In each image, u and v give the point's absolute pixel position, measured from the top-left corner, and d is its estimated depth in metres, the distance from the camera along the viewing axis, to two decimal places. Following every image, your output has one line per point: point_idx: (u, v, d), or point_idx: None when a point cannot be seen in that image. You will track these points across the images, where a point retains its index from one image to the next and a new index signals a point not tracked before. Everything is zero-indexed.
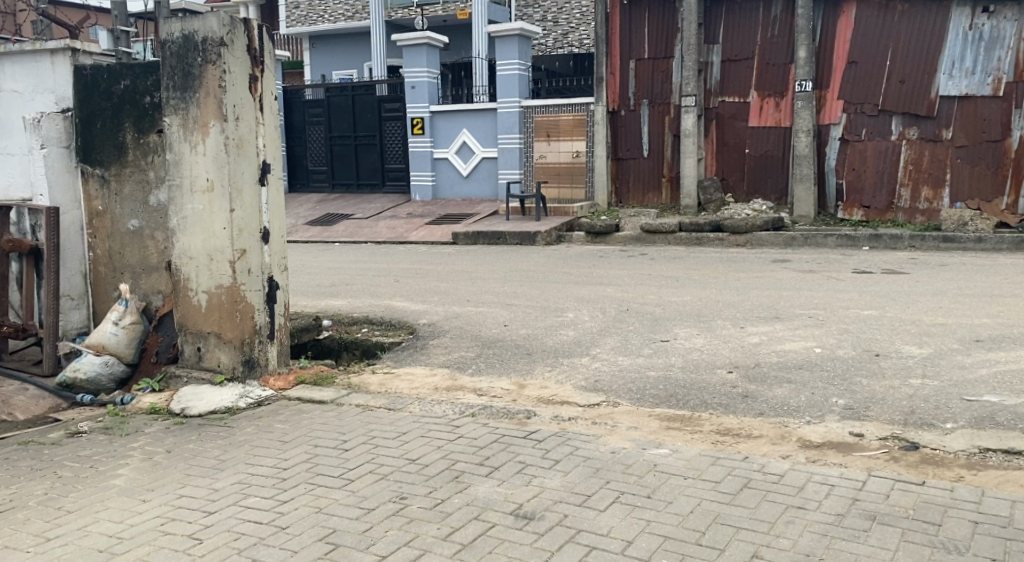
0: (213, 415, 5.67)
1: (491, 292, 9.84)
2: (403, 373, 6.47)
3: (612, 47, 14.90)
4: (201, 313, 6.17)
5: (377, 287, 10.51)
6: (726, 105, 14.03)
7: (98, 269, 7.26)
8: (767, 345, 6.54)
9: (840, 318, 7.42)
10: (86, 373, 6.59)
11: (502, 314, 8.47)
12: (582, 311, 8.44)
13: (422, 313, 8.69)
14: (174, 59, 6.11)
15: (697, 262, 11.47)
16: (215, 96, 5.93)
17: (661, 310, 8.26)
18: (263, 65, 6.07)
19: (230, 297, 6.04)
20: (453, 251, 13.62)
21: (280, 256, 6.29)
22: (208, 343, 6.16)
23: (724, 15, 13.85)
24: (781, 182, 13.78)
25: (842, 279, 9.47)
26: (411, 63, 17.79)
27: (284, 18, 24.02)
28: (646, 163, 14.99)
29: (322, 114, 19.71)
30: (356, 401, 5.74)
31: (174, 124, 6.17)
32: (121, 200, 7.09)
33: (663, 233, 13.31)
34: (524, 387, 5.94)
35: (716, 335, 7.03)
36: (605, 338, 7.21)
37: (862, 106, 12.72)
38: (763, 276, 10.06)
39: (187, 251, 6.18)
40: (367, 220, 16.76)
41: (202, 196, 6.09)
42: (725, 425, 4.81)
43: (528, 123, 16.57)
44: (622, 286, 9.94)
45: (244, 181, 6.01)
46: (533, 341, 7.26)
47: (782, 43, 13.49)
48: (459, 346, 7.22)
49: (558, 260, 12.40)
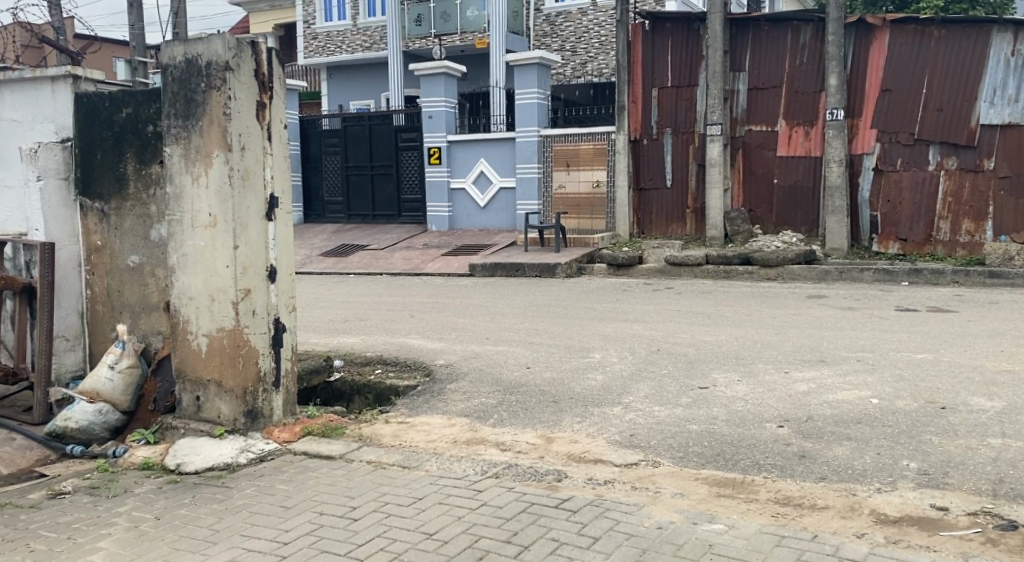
0: (210, 473, 5.21)
1: (514, 329, 9.32)
2: (421, 423, 5.95)
3: (634, 76, 14.45)
4: (200, 358, 5.65)
5: (392, 323, 10.02)
6: (753, 134, 13.54)
7: (95, 308, 6.80)
8: (817, 395, 6.02)
9: (892, 362, 6.87)
10: (78, 422, 6.10)
11: (524, 354, 7.96)
12: (610, 351, 7.92)
13: (439, 352, 8.19)
14: (176, 84, 5.65)
15: (728, 297, 10.94)
16: (218, 124, 5.48)
17: (694, 351, 7.73)
18: (272, 91, 5.67)
19: (232, 341, 5.54)
20: (470, 284, 13.13)
21: (288, 296, 5.81)
22: (207, 391, 5.63)
23: (750, 42, 13.40)
24: (812, 213, 13.27)
25: (887, 317, 8.93)
26: (428, 92, 17.41)
27: (302, 49, 24.01)
28: (669, 194, 14.50)
29: (336, 144, 19.38)
30: (367, 456, 5.24)
31: (174, 154, 5.70)
32: (121, 234, 6.64)
33: (688, 266, 12.71)
34: (552, 440, 5.40)
35: (759, 383, 6.49)
36: (638, 382, 6.67)
37: (896, 135, 12.21)
38: (800, 313, 9.52)
39: (187, 291, 5.68)
40: (382, 251, 16.31)
41: (204, 232, 5.60)
42: (784, 493, 4.32)
43: (547, 152, 16.16)
44: (651, 323, 9.41)
45: (250, 216, 5.56)
46: (560, 385, 6.73)
47: (812, 70, 13.02)
48: (479, 392, 6.68)
49: (581, 293, 11.89)
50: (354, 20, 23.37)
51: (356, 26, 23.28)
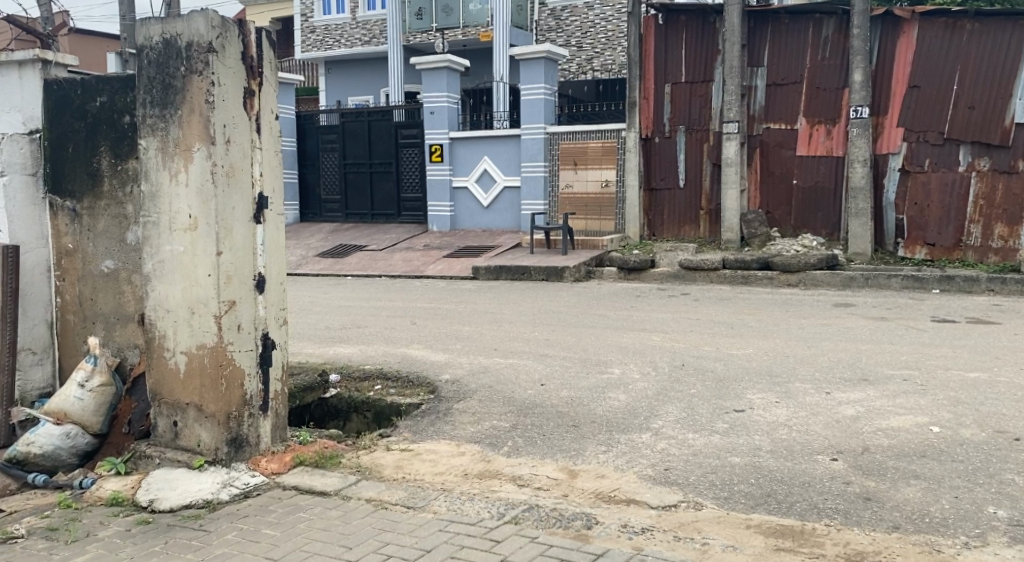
0: (187, 512, 4.60)
1: (523, 339, 8.69)
2: (426, 451, 5.32)
3: (646, 71, 13.82)
4: (178, 378, 5.01)
5: (392, 331, 9.39)
6: (771, 133, 12.92)
7: (66, 318, 6.18)
8: (869, 420, 5.38)
9: (944, 382, 6.24)
10: (42, 447, 5.55)
11: (536, 369, 7.32)
12: (630, 366, 7.28)
13: (445, 366, 7.55)
14: (153, 68, 5.00)
15: (749, 305, 10.32)
16: (201, 114, 4.84)
17: (722, 367, 7.12)
18: (261, 77, 5.04)
19: (213, 360, 4.90)
20: (474, 288, 12.50)
21: (278, 307, 5.19)
22: (185, 416, 4.99)
23: (769, 35, 12.77)
24: (832, 216, 12.64)
25: (924, 328, 8.31)
26: (430, 88, 16.80)
27: (299, 43, 23.37)
28: (681, 194, 13.87)
29: (335, 140, 18.73)
30: (366, 493, 4.63)
31: (150, 147, 5.04)
32: (94, 237, 6.02)
33: (704, 270, 12.07)
34: (576, 475, 4.78)
35: (800, 406, 5.86)
36: (664, 405, 6.03)
37: (924, 134, 11.57)
38: (829, 323, 8.89)
39: (164, 303, 5.04)
40: (381, 252, 15.67)
41: (183, 235, 4.96)
42: (854, 547, 3.77)
43: (553, 150, 15.55)
44: (670, 333, 8.78)
45: (235, 217, 4.93)
46: (579, 407, 6.09)
47: (834, 66, 12.40)
48: (490, 413, 6.05)
49: (591, 299, 11.26)
50: (353, 13, 22.67)
51: (355, 20, 22.57)
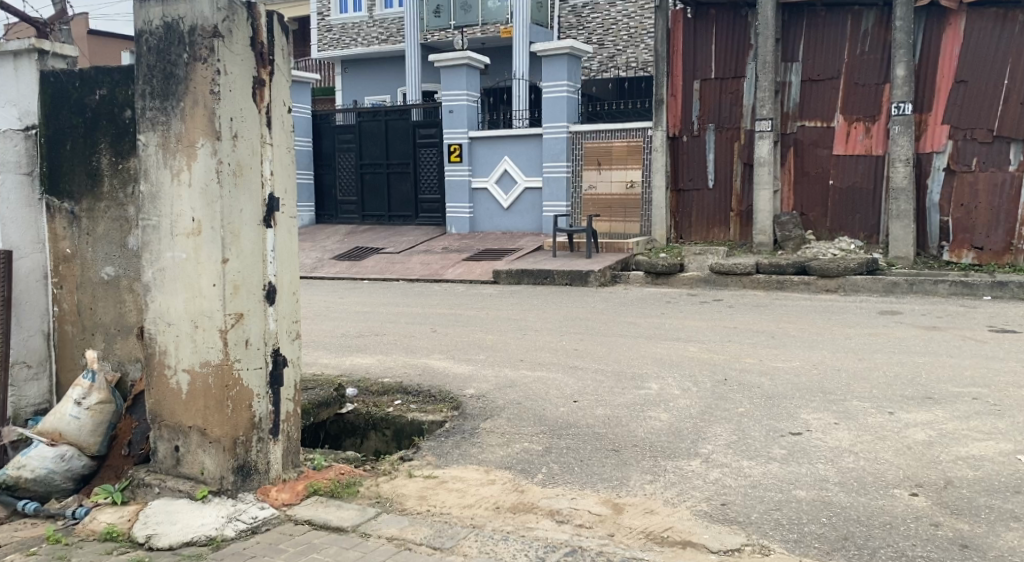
0: (189, 551, 4.14)
1: (551, 349, 8.19)
2: (453, 478, 4.83)
3: (673, 67, 13.29)
4: (179, 400, 4.53)
5: (412, 339, 8.90)
6: (806, 131, 12.36)
7: (63, 329, 5.72)
8: (944, 445, 4.87)
9: (1018, 401, 5.71)
10: (34, 471, 5.08)
11: (568, 383, 6.80)
12: (670, 380, 6.77)
13: (470, 379, 7.05)
14: (153, 55, 4.51)
15: (788, 312, 9.78)
16: (205, 106, 4.37)
17: (770, 383, 6.60)
18: (272, 66, 4.56)
19: (218, 380, 4.42)
20: (495, 293, 12.00)
21: (290, 319, 4.71)
22: (188, 440, 4.52)
23: (805, 29, 12.23)
24: (871, 218, 12.07)
25: (982, 338, 7.76)
26: (449, 86, 16.32)
27: (316, 42, 22.96)
28: (711, 196, 13.31)
29: (352, 140, 18.28)
30: (387, 530, 4.18)
31: (150, 143, 4.56)
32: (94, 241, 5.56)
33: (736, 275, 11.51)
34: (622, 510, 4.29)
35: (862, 428, 5.33)
36: (711, 426, 5.52)
37: (971, 132, 11.00)
38: (878, 333, 8.34)
39: (165, 315, 4.55)
40: (399, 255, 15.19)
41: (186, 241, 4.47)
42: None
43: (576, 150, 15.03)
44: (708, 343, 8.26)
45: (243, 221, 4.45)
46: (618, 427, 5.57)
47: (874, 60, 11.84)
48: (520, 434, 5.57)
49: (620, 305, 10.74)
50: (371, 11, 22.20)
51: (373, 18, 22.11)
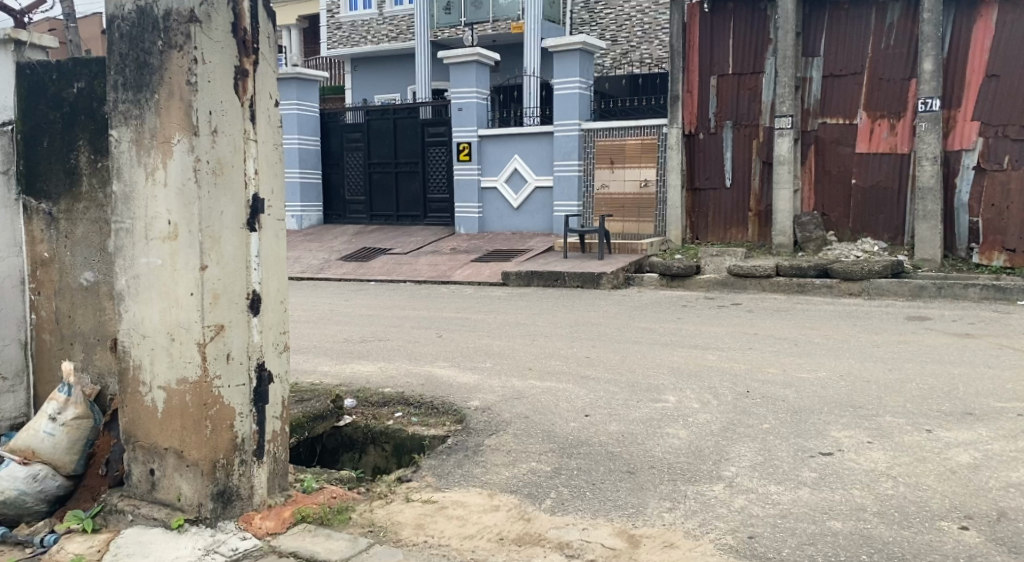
0: None
1: (561, 357, 7.78)
2: (453, 503, 4.44)
3: (689, 62, 12.86)
4: (154, 419, 4.16)
5: (416, 345, 8.52)
6: (827, 128, 11.92)
7: (41, 337, 5.35)
8: (992, 470, 4.46)
9: None
10: (4, 493, 4.68)
11: (580, 395, 6.40)
12: (688, 393, 6.35)
13: (476, 389, 6.66)
14: (126, 43, 4.13)
15: (811, 317, 9.35)
16: (182, 98, 4.00)
17: (795, 396, 6.18)
18: (257, 55, 4.16)
19: (196, 398, 4.05)
20: (504, 296, 11.61)
21: (278, 330, 4.32)
22: (164, 463, 4.15)
23: (826, 22, 11.81)
24: (896, 219, 11.61)
25: (1019, 347, 7.32)
26: (459, 82, 15.95)
27: (325, 40, 22.62)
28: (728, 195, 12.88)
29: (360, 139, 17.92)
30: None
31: (123, 139, 4.18)
32: (73, 244, 5.19)
33: (755, 278, 11.08)
34: (638, 543, 3.92)
35: (898, 448, 4.92)
36: (734, 446, 5.12)
37: (1003, 129, 10.56)
38: (908, 340, 7.90)
39: (140, 327, 4.17)
40: (406, 256, 14.82)
41: (162, 245, 4.09)
42: None
43: (589, 148, 14.62)
44: (727, 351, 7.84)
45: (224, 224, 4.07)
46: (633, 446, 5.16)
47: (900, 54, 11.40)
48: (527, 452, 5.18)
49: (634, 309, 10.32)
50: (380, 9, 21.95)
51: (382, 15, 21.82)
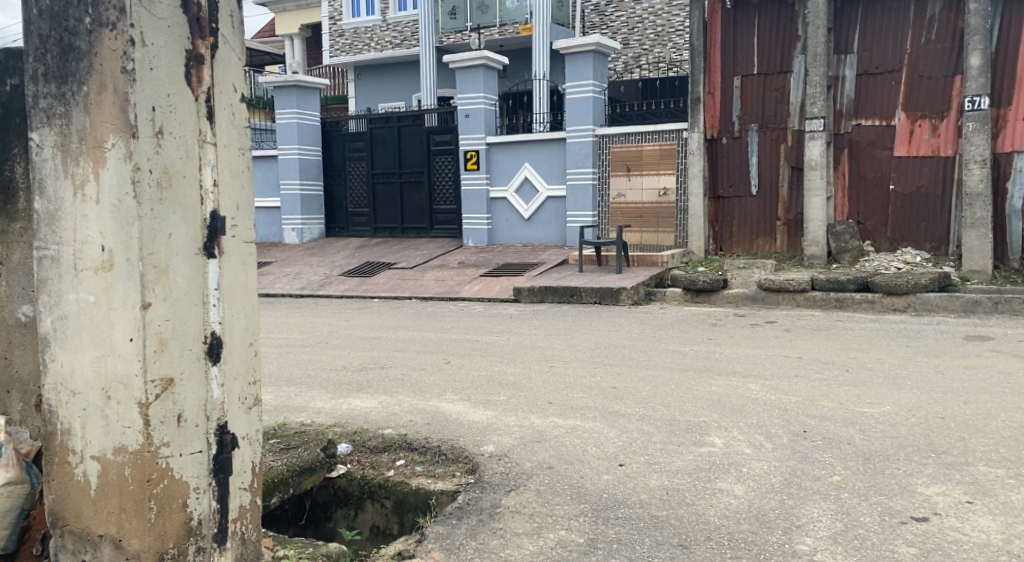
0: None
1: (585, 387, 6.91)
2: None
3: (711, 62, 12.00)
4: (88, 498, 3.30)
5: (421, 373, 7.65)
6: (862, 131, 11.05)
7: None
8: None
9: None
10: None
11: (611, 436, 5.53)
12: (736, 433, 5.46)
13: (489, 430, 5.79)
14: (46, 19, 3.25)
15: (857, 336, 8.47)
16: (115, 91, 3.14)
17: (863, 436, 5.30)
18: (213, 38, 3.30)
19: (138, 472, 3.20)
20: (516, 313, 10.74)
21: (245, 379, 3.46)
22: (98, 554, 3.30)
23: (860, 17, 10.95)
24: (939, 227, 10.70)
25: None
26: (466, 88, 15.11)
27: (327, 48, 21.77)
28: (754, 203, 11.99)
29: (363, 148, 17.08)
30: None
31: (43, 144, 3.29)
32: (8, 272, 4.08)
33: (789, 292, 10.20)
34: None
35: (1008, 512, 4.07)
36: (806, 506, 4.25)
37: None
38: (974, 364, 7.03)
39: (70, 380, 3.31)
40: (411, 271, 13.97)
41: (94, 279, 3.23)
42: None
43: (603, 155, 13.75)
44: (773, 378, 6.96)
45: (172, 249, 3.20)
46: (681, 509, 4.28)
47: (941, 50, 10.52)
48: (554, 514, 4.32)
49: (660, 327, 9.45)
50: (384, 14, 21.06)
51: (385, 21, 20.98)
